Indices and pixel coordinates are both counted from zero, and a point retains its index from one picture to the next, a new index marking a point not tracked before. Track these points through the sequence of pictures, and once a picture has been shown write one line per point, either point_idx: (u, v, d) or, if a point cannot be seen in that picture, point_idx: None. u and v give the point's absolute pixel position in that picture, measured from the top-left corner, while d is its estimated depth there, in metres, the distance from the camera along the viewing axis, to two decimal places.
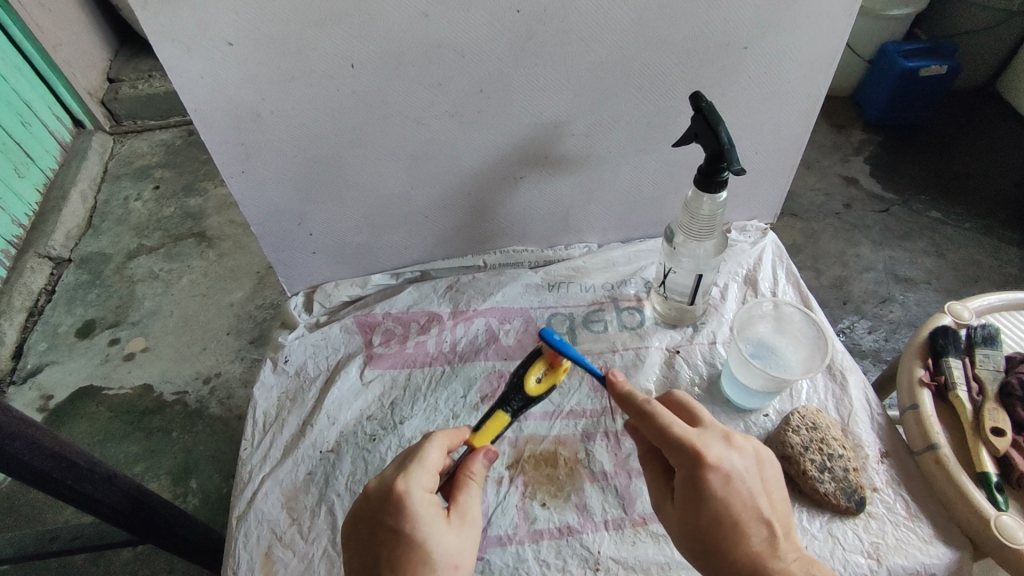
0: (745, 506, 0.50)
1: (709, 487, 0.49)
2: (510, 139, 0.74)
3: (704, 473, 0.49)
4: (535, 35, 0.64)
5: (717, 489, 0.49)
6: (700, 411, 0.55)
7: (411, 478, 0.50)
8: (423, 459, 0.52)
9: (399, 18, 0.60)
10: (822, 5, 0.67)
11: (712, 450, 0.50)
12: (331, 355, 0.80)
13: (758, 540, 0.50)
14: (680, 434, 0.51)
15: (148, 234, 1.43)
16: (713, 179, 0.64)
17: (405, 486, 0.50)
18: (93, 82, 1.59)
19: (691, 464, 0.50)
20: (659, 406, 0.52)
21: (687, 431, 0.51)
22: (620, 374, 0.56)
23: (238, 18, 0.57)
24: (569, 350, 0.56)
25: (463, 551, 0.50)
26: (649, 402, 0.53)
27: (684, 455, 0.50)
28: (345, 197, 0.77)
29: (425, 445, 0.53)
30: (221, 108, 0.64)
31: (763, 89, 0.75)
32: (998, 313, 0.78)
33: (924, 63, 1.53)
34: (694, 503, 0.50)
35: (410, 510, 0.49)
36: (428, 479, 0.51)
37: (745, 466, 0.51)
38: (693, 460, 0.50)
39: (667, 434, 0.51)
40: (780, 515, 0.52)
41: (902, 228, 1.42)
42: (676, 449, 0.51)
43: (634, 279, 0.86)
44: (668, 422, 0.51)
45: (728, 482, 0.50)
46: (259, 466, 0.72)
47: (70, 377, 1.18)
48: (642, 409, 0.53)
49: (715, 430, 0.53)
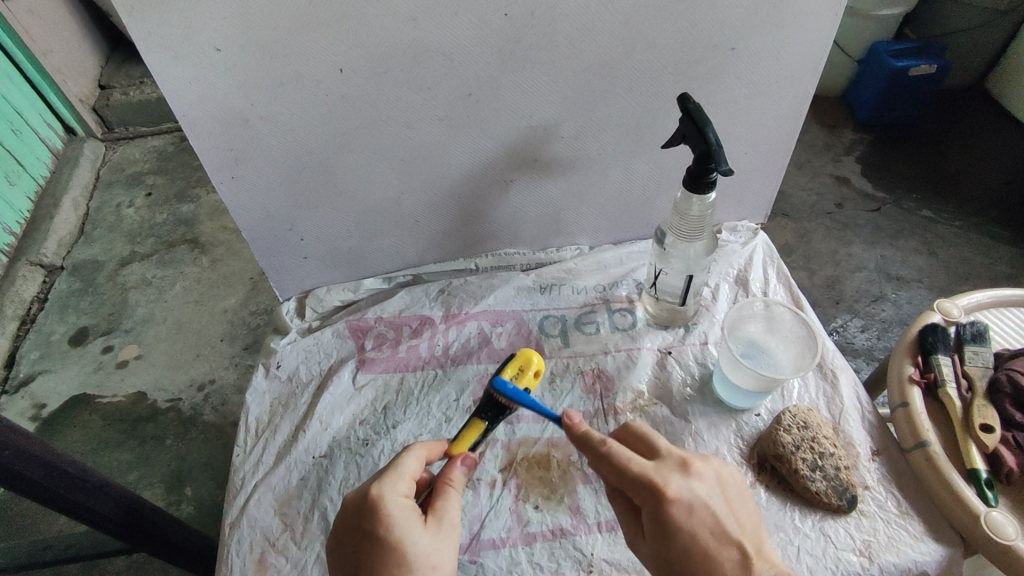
0: (712, 535, 0.50)
1: (673, 519, 0.49)
2: (500, 143, 0.74)
3: (666, 506, 0.50)
4: (522, 39, 0.64)
5: (681, 521, 0.50)
6: (655, 441, 0.55)
7: (388, 484, 0.51)
8: (400, 467, 0.53)
9: (387, 22, 0.60)
10: (808, 6, 0.68)
11: (670, 482, 0.50)
12: (323, 360, 0.80)
13: (732, 566, 0.49)
14: (638, 470, 0.51)
15: (141, 241, 1.43)
16: (701, 180, 0.65)
17: (383, 491, 0.50)
18: (84, 89, 1.59)
19: (652, 499, 0.50)
20: (611, 444, 0.52)
21: (643, 465, 0.51)
22: (575, 413, 0.55)
23: (226, 25, 0.57)
24: (523, 398, 0.56)
25: (444, 557, 0.49)
26: (602, 441, 0.53)
27: (642, 490, 0.50)
28: (335, 201, 0.77)
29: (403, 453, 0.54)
30: (210, 115, 0.64)
31: (751, 90, 0.76)
32: (987, 310, 0.78)
33: (912, 63, 1.54)
34: (663, 538, 0.50)
35: (387, 515, 0.49)
36: (405, 485, 0.52)
37: (707, 493, 0.51)
38: (653, 493, 0.50)
39: (625, 474, 0.51)
40: (750, 534, 0.52)
41: (894, 226, 1.43)
42: (635, 486, 0.51)
43: (626, 281, 0.86)
44: (625, 460, 0.51)
45: (690, 511, 0.50)
46: (252, 472, 0.71)
47: (63, 385, 1.17)
48: (597, 451, 0.52)
49: (670, 461, 0.53)
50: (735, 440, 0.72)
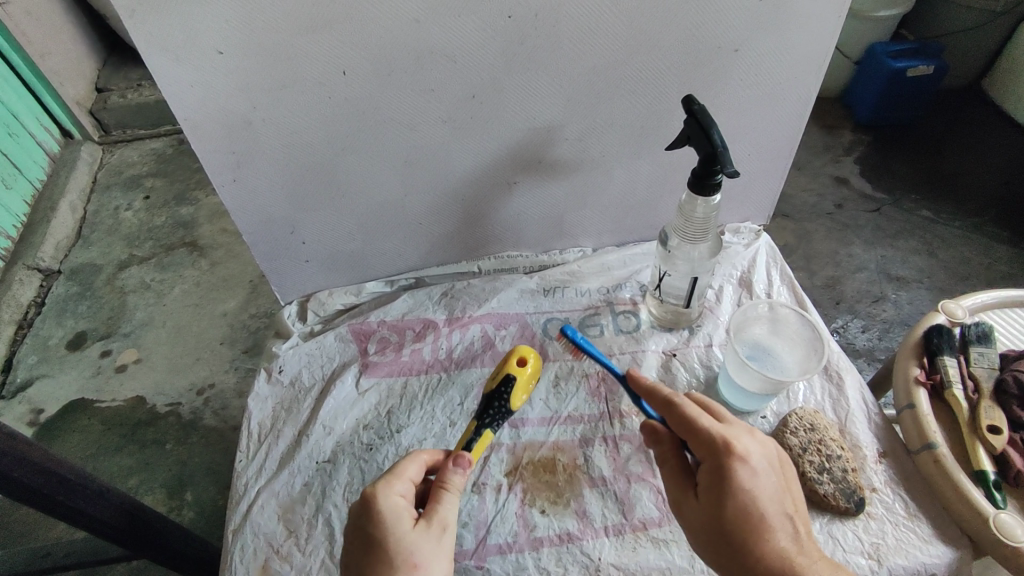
0: (770, 501, 0.50)
1: (738, 479, 0.50)
2: (503, 145, 0.74)
3: (732, 463, 0.50)
4: (526, 41, 0.64)
5: (745, 482, 0.50)
6: (719, 407, 0.56)
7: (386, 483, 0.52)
8: (401, 468, 0.54)
9: (390, 24, 0.59)
10: (811, 7, 0.68)
11: (740, 441, 0.51)
12: (326, 364, 0.79)
13: (783, 535, 0.49)
14: (708, 425, 0.52)
15: (139, 244, 1.42)
16: (706, 182, 0.65)
17: (379, 488, 0.52)
18: (81, 92, 1.58)
19: (720, 454, 0.51)
20: (685, 399, 0.55)
21: (715, 423, 0.53)
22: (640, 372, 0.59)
23: (228, 27, 0.57)
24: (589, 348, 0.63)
25: (433, 559, 0.49)
26: (677, 396, 0.55)
27: (711, 445, 0.51)
28: (338, 205, 0.76)
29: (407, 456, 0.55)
30: (212, 118, 0.64)
31: (754, 91, 0.75)
32: (992, 311, 0.78)
33: (911, 64, 1.54)
34: (719, 499, 0.50)
35: (379, 510, 0.50)
36: (402, 486, 0.53)
37: (768, 460, 0.52)
38: (723, 449, 0.51)
39: (696, 424, 0.53)
40: (800, 516, 0.52)
41: (894, 227, 1.43)
42: (702, 438, 0.52)
43: (629, 283, 0.86)
44: (696, 415, 0.53)
45: (754, 474, 0.50)
46: (254, 478, 0.71)
47: (62, 390, 1.16)
48: (670, 400, 0.55)
49: (737, 423, 0.54)
50: None
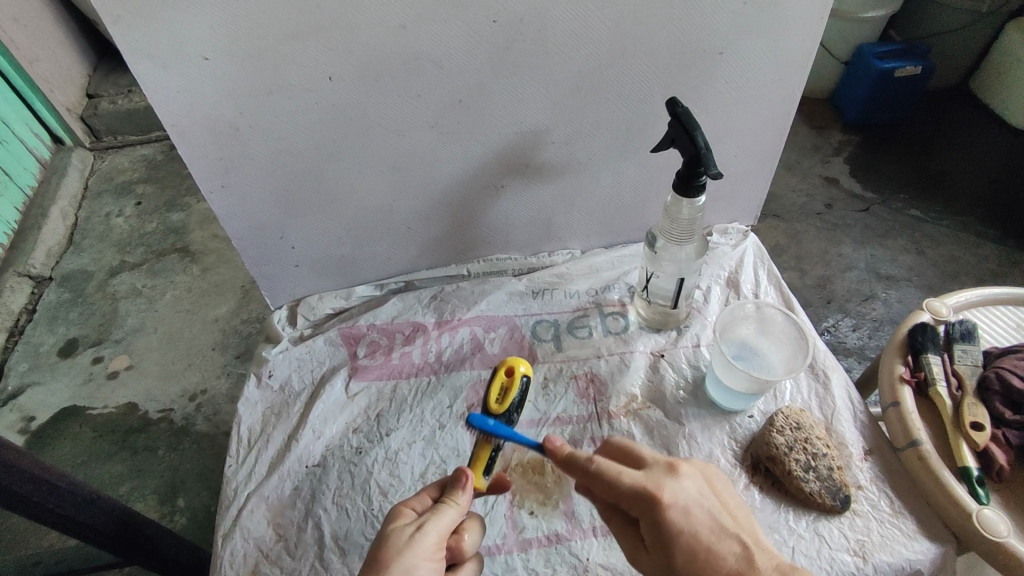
0: (711, 533, 0.50)
1: (670, 527, 0.50)
2: (490, 149, 0.74)
3: (660, 511, 0.50)
4: (511, 46, 0.64)
5: (677, 527, 0.50)
6: (636, 448, 0.56)
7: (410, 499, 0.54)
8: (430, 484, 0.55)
9: (376, 30, 0.60)
10: (794, 10, 0.68)
11: (661, 487, 0.51)
12: (316, 368, 0.79)
13: (734, 561, 0.49)
14: (628, 479, 0.51)
15: (131, 250, 1.42)
16: (691, 183, 0.65)
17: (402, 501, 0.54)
18: (72, 98, 1.57)
19: (643, 503, 0.51)
20: (598, 458, 0.53)
21: (633, 473, 0.52)
22: (556, 437, 0.56)
23: (214, 34, 0.57)
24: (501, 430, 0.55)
25: (412, 556, 0.48)
26: (589, 456, 0.54)
27: (638, 498, 0.51)
28: (326, 209, 0.77)
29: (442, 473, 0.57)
30: (200, 123, 0.64)
31: (739, 93, 0.76)
32: (976, 309, 0.79)
33: (898, 65, 1.55)
34: (664, 550, 0.50)
35: (396, 514, 0.52)
36: (421, 499, 0.54)
37: (698, 493, 0.52)
38: (648, 498, 0.50)
39: (614, 485, 0.52)
40: (747, 530, 0.52)
41: (883, 226, 1.44)
42: (626, 498, 0.51)
43: (618, 284, 0.87)
44: (615, 472, 0.52)
45: (685, 513, 0.50)
46: (244, 482, 0.71)
47: (53, 398, 1.16)
48: (587, 467, 0.53)
49: (654, 464, 0.54)
50: (729, 442, 0.72)
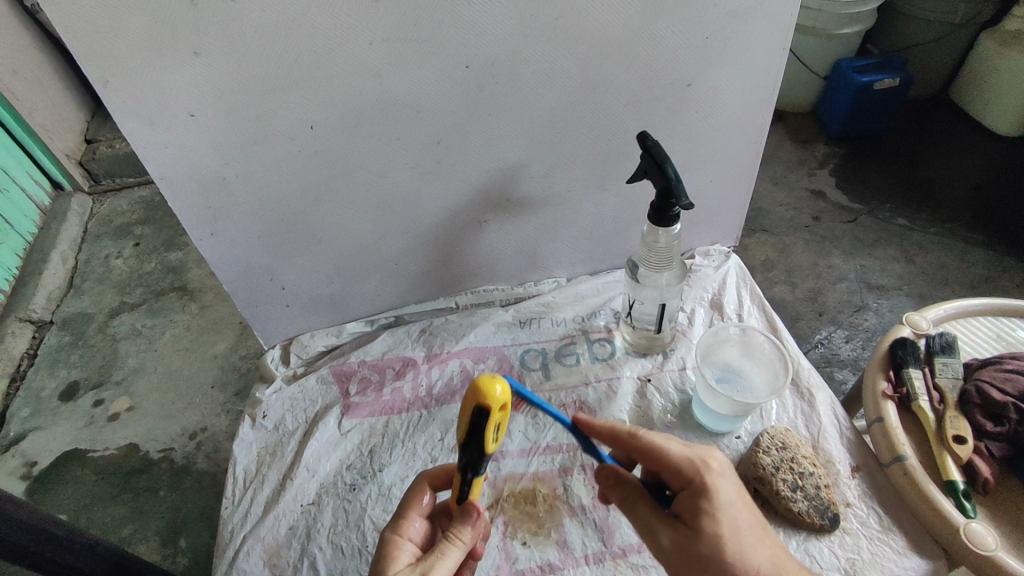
0: (751, 521, 0.50)
1: (719, 496, 0.49)
2: (472, 185, 0.77)
3: (710, 478, 0.50)
4: (485, 88, 0.67)
5: (724, 499, 0.50)
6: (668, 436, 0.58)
7: (394, 521, 0.57)
8: (408, 501, 0.58)
9: (353, 79, 0.62)
10: (756, 42, 0.71)
11: (712, 458, 0.52)
12: (309, 407, 0.81)
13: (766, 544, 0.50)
14: (677, 449, 0.53)
15: (130, 291, 1.44)
16: (665, 214, 0.67)
17: (391, 525, 0.56)
18: (70, 144, 1.61)
19: (692, 467, 0.51)
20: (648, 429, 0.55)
21: (682, 447, 0.53)
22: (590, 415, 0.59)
23: (197, 91, 0.60)
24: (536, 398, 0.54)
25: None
26: (637, 428, 0.56)
27: (690, 465, 0.51)
28: (314, 251, 0.79)
29: (417, 485, 0.59)
30: (187, 175, 0.66)
31: (711, 121, 0.79)
32: (956, 320, 0.80)
33: (877, 78, 1.59)
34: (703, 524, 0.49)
35: (388, 540, 0.55)
36: (410, 524, 0.56)
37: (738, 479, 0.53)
38: (698, 467, 0.51)
39: (662, 449, 0.53)
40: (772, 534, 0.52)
41: (871, 237, 1.46)
42: (676, 465, 0.52)
43: (604, 310, 0.88)
44: (663, 442, 0.54)
45: (734, 490, 0.51)
46: (240, 523, 0.72)
47: (54, 442, 1.17)
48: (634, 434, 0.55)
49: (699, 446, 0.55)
50: None
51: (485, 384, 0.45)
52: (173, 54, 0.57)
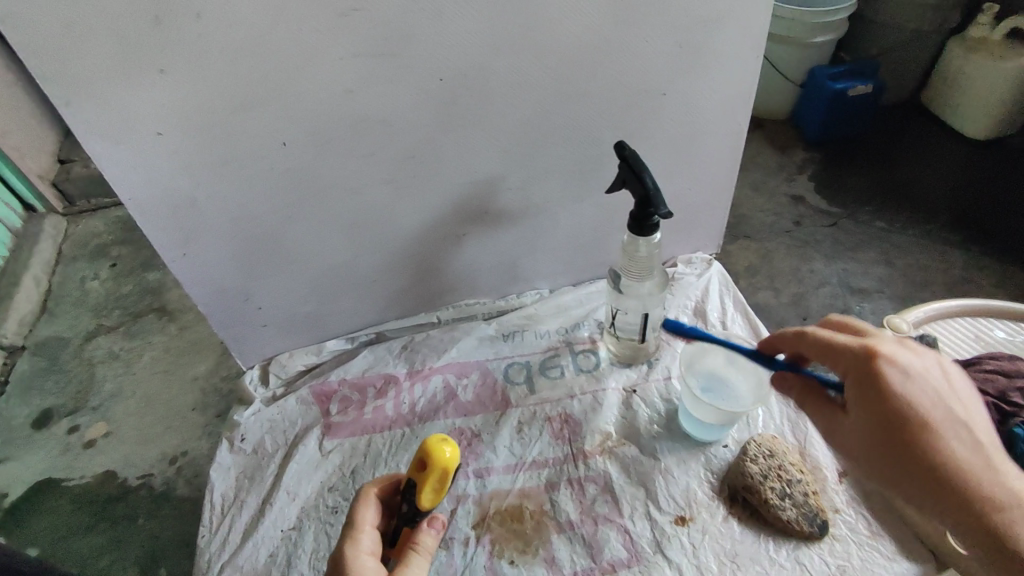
0: (932, 405, 0.51)
1: (893, 379, 0.52)
2: (451, 198, 0.76)
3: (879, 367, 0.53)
4: (459, 101, 0.66)
5: (898, 386, 0.52)
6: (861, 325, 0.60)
7: (347, 540, 0.53)
8: (356, 516, 0.55)
9: (324, 94, 0.61)
10: (727, 51, 0.72)
11: (882, 346, 0.54)
12: (288, 429, 0.79)
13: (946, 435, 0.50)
14: (845, 341, 0.55)
15: (106, 313, 1.41)
16: (644, 223, 0.66)
17: (346, 543, 0.53)
18: (43, 165, 1.59)
19: (860, 355, 0.54)
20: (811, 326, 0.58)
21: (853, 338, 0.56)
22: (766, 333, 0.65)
23: (163, 110, 0.58)
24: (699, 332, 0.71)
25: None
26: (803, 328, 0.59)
27: (855, 355, 0.54)
28: (291, 269, 0.77)
29: (360, 498, 0.56)
30: (156, 195, 0.65)
31: (687, 130, 0.79)
32: (934, 323, 0.81)
33: (850, 84, 1.62)
34: (878, 403, 0.52)
35: (347, 561, 0.51)
36: (365, 538, 0.53)
37: (922, 363, 0.54)
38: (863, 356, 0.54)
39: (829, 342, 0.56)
40: (979, 420, 0.53)
41: (851, 240, 1.47)
42: (843, 357, 0.55)
43: (587, 321, 0.88)
44: (827, 336, 0.56)
45: (907, 378, 0.52)
46: (219, 551, 0.70)
47: (27, 472, 1.13)
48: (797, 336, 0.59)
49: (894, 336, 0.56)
50: (705, 474, 0.72)
51: (435, 445, 0.52)
52: (139, 74, 0.55)
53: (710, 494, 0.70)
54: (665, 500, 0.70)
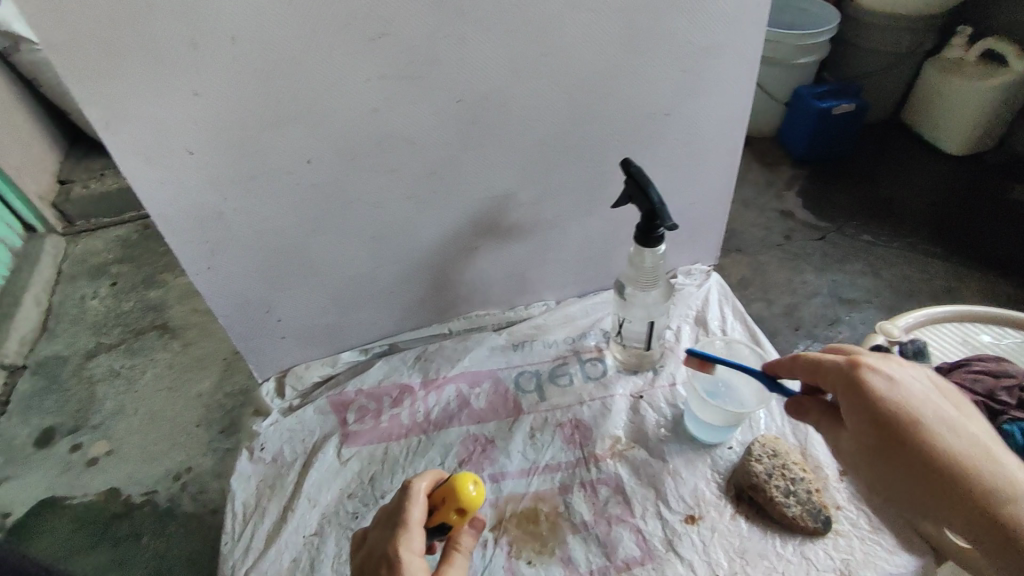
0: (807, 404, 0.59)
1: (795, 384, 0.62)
2: (465, 213, 0.79)
3: (864, 372, 0.55)
4: (475, 121, 0.70)
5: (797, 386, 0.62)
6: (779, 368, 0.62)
7: (399, 539, 0.52)
8: (407, 515, 0.54)
9: (349, 115, 0.65)
10: (726, 74, 0.76)
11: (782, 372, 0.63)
12: (307, 438, 0.81)
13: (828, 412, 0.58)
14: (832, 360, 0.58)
15: (107, 331, 1.42)
16: (651, 235, 0.70)
17: (397, 542, 0.52)
18: (44, 186, 1.61)
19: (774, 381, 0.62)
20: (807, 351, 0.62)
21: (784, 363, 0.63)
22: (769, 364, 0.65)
23: (198, 130, 0.62)
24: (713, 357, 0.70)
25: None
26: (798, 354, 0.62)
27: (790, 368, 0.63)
28: (310, 282, 0.80)
29: (409, 496, 0.55)
30: (184, 211, 0.67)
31: (688, 147, 0.83)
32: (924, 328, 0.85)
33: (835, 104, 1.68)
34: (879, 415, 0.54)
35: (400, 561, 0.51)
36: (417, 539, 0.53)
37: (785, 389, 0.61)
38: (850, 367, 0.56)
39: (820, 361, 0.59)
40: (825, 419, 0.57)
41: (839, 253, 1.52)
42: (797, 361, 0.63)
43: (593, 331, 0.91)
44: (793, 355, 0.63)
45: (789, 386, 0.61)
46: (241, 559, 0.71)
47: (30, 490, 1.14)
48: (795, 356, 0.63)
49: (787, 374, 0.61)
50: (712, 474, 0.75)
51: (464, 486, 0.54)
52: (172, 93, 0.59)
53: (717, 494, 0.73)
54: (675, 500, 0.73)
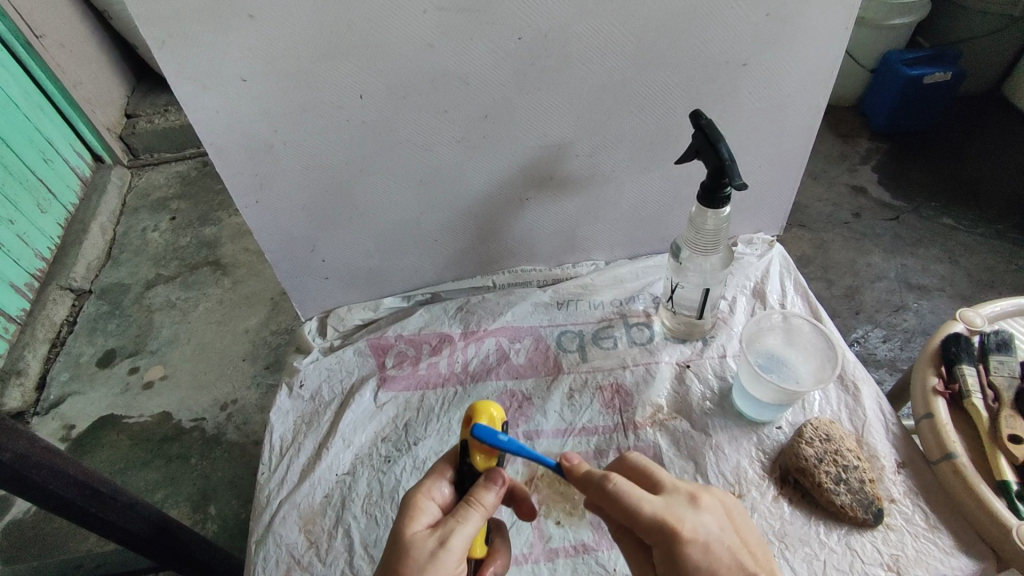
0: (674, 511, 0.48)
1: (638, 497, 0.48)
2: (516, 162, 0.76)
3: (682, 550, 0.46)
4: (536, 61, 0.66)
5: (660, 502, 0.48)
6: (652, 469, 0.52)
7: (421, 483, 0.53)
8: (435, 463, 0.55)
9: (404, 48, 0.62)
10: (819, 22, 0.69)
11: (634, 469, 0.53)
12: (345, 378, 0.81)
13: (692, 521, 0.48)
14: (651, 510, 0.47)
15: (165, 263, 1.47)
16: (716, 195, 0.65)
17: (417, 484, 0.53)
18: (111, 118, 1.64)
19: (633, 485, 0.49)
20: (620, 481, 0.49)
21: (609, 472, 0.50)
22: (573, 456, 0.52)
23: (252, 55, 0.60)
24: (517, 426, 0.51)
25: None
26: (609, 478, 0.49)
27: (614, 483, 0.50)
28: (356, 224, 0.79)
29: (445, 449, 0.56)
30: (236, 141, 0.66)
31: (764, 104, 0.76)
32: (1012, 318, 0.77)
33: (927, 71, 1.53)
34: None
35: (411, 498, 0.51)
36: (436, 485, 0.52)
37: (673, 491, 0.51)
38: (670, 536, 0.47)
39: (636, 513, 0.47)
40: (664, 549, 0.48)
41: (914, 235, 1.41)
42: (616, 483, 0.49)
43: (642, 295, 0.87)
44: (590, 473, 0.50)
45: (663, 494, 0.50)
46: (276, 489, 0.73)
47: (91, 407, 1.20)
48: (603, 486, 0.49)
49: (678, 493, 0.50)
50: (757, 453, 0.71)
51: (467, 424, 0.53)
52: (227, 17, 0.57)
53: (761, 474, 0.70)
54: (715, 476, 0.70)
